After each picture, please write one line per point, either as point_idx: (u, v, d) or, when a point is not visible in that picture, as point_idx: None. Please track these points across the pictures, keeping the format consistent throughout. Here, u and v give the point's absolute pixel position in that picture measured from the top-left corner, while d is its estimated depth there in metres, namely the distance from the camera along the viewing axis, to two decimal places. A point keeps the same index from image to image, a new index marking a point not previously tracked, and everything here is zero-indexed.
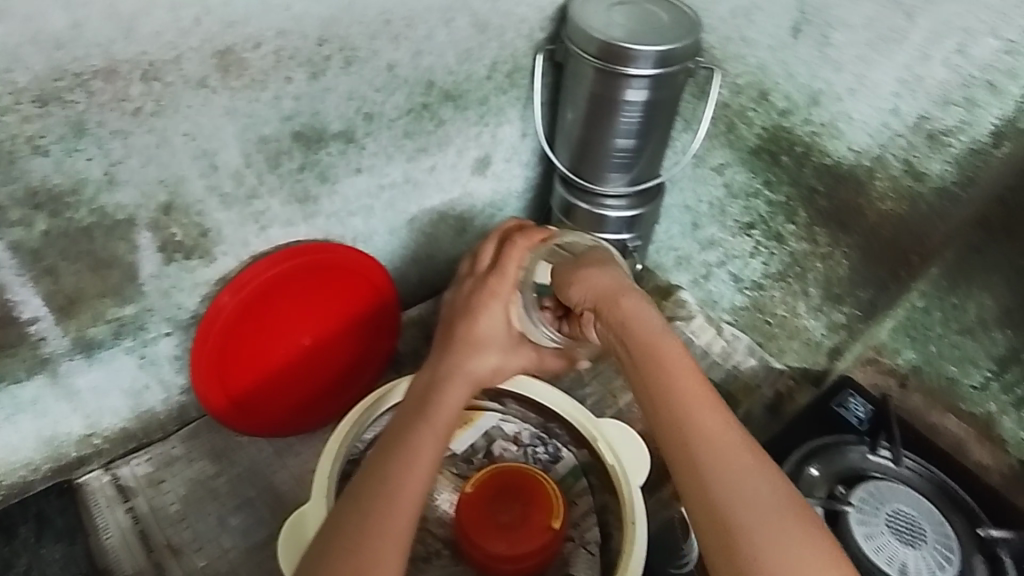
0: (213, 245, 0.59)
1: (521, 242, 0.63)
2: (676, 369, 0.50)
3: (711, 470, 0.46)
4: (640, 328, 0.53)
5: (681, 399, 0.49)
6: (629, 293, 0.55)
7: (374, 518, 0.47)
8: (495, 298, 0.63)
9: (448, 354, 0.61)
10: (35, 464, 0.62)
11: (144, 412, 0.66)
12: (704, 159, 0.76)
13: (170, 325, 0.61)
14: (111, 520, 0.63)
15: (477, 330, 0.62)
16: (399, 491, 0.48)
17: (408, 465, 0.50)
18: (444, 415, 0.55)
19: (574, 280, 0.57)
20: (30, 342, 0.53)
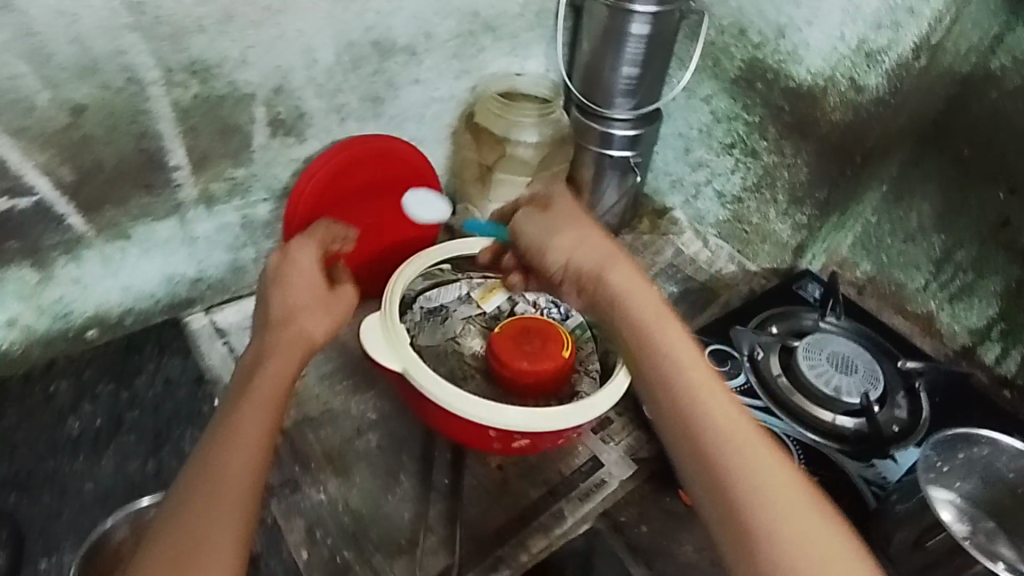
0: (305, 127, 0.76)
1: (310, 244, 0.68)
2: (670, 333, 0.59)
3: (711, 421, 0.53)
4: (630, 295, 0.62)
5: (675, 356, 0.57)
6: (621, 265, 0.64)
7: (202, 493, 0.49)
8: (298, 263, 0.66)
9: (265, 328, 0.62)
10: (156, 299, 0.77)
11: (240, 269, 0.81)
12: (694, 92, 0.92)
13: (267, 192, 0.77)
14: (213, 351, 0.77)
15: (295, 314, 0.62)
16: (218, 472, 0.50)
17: (230, 440, 0.51)
18: (267, 389, 0.56)
19: (555, 244, 0.67)
20: (171, 187, 0.69)
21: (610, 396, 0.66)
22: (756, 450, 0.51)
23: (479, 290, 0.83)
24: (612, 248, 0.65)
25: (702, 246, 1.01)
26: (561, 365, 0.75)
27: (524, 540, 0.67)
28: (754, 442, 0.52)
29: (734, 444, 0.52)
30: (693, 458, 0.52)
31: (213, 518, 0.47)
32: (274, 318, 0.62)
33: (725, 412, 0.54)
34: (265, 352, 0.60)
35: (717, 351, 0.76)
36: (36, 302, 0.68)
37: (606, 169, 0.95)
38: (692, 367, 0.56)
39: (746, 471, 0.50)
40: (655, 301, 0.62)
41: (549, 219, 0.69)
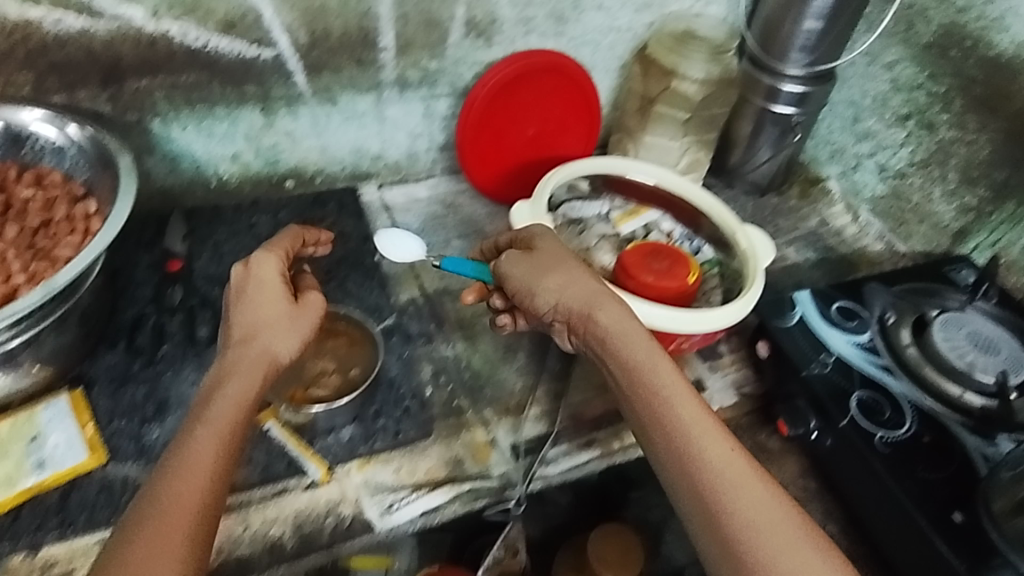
0: (494, 33, 0.84)
1: (271, 256, 0.62)
2: (662, 367, 0.57)
3: (708, 462, 0.51)
4: (619, 334, 0.59)
5: (665, 395, 0.55)
6: (608, 301, 0.61)
7: (156, 516, 0.46)
8: (259, 279, 0.61)
9: (233, 341, 0.57)
10: (341, 167, 0.89)
11: (413, 155, 0.92)
12: (878, 58, 0.90)
13: (450, 88, 0.87)
14: (380, 220, 0.90)
15: (254, 334, 0.58)
16: (177, 489, 0.47)
17: (184, 466, 0.49)
18: (230, 407, 0.53)
19: (541, 286, 0.62)
20: (375, 65, 0.80)
21: (729, 313, 0.71)
22: (753, 491, 0.50)
23: (618, 212, 0.88)
24: (600, 289, 0.62)
25: (851, 220, 0.98)
26: (685, 288, 0.78)
27: (619, 430, 0.73)
28: (755, 487, 0.51)
29: (732, 488, 0.50)
30: (696, 503, 0.51)
31: (172, 532, 0.46)
32: (235, 337, 0.57)
33: (719, 454, 0.52)
34: (228, 370, 0.55)
35: (842, 307, 0.77)
36: (256, 144, 0.82)
37: (765, 124, 0.95)
38: (682, 409, 0.54)
39: (743, 517, 0.49)
40: (641, 339, 0.59)
41: (536, 261, 0.64)
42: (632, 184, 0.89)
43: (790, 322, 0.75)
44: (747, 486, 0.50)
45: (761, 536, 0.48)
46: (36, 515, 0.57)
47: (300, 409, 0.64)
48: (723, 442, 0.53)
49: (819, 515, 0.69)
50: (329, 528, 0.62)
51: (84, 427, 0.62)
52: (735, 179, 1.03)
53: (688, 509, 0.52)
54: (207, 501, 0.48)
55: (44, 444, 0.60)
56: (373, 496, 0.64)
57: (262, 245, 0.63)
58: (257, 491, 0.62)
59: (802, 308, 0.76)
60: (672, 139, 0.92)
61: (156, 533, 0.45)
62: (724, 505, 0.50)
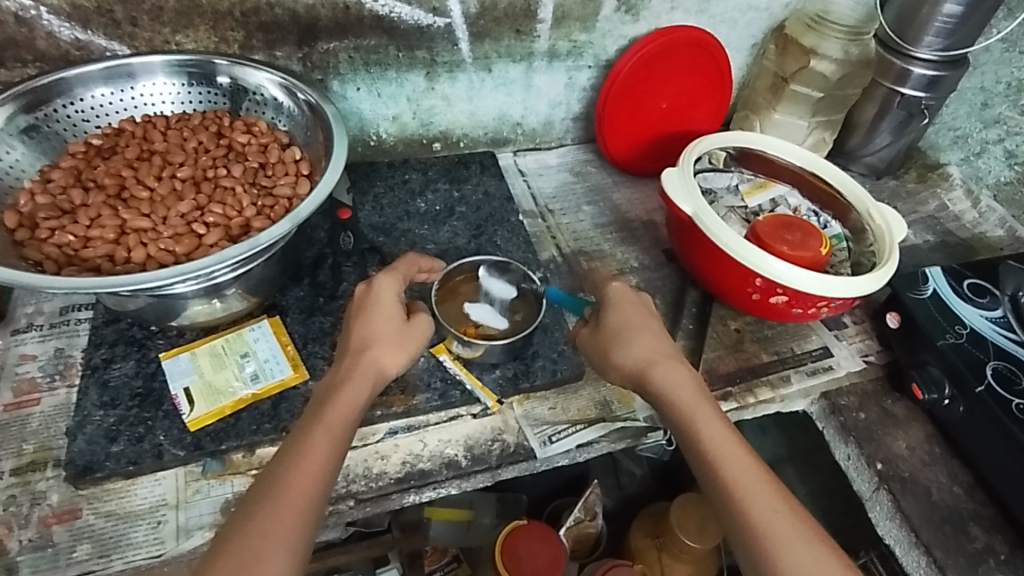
0: (642, 9, 0.88)
1: (390, 277, 0.66)
2: (713, 425, 0.57)
3: (754, 519, 0.52)
4: (676, 393, 0.60)
5: (715, 454, 0.56)
6: (670, 360, 0.62)
7: (262, 509, 0.49)
8: (380, 299, 0.64)
9: (343, 355, 0.61)
10: (485, 131, 0.95)
11: (549, 123, 0.98)
12: (1016, 44, 0.92)
13: (594, 61, 0.92)
14: (516, 183, 0.96)
15: (369, 352, 0.60)
16: (284, 482, 0.51)
17: (295, 464, 0.52)
18: (339, 412, 0.56)
19: (614, 350, 0.64)
20: (532, 35, 0.86)
21: (876, 280, 0.74)
22: (801, 554, 0.50)
23: (748, 185, 0.91)
24: (663, 347, 0.63)
25: (971, 206, 1.00)
26: (817, 258, 0.81)
27: (752, 387, 0.77)
28: (801, 545, 0.50)
29: (779, 547, 0.50)
30: (748, 561, 0.51)
31: (280, 530, 0.48)
32: (352, 346, 0.61)
33: (765, 512, 0.52)
34: (341, 376, 0.59)
35: (972, 284, 0.79)
36: (417, 105, 0.88)
37: (892, 107, 0.97)
38: (732, 466, 0.55)
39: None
40: (698, 396, 0.59)
41: (607, 321, 0.66)
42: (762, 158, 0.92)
43: (923, 295, 0.77)
44: (793, 545, 0.50)
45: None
46: (252, 419, 0.65)
47: (471, 345, 0.70)
48: (772, 500, 0.53)
49: (944, 477, 0.72)
50: (497, 451, 0.68)
51: (284, 346, 0.70)
52: (853, 160, 1.05)
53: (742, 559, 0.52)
54: (302, 505, 0.50)
55: (253, 359, 0.69)
56: (535, 427, 0.70)
57: (384, 266, 0.66)
58: (433, 414, 0.70)
59: (935, 283, 0.78)
60: (800, 117, 0.96)
61: (260, 524, 0.48)
62: (771, 558, 0.50)
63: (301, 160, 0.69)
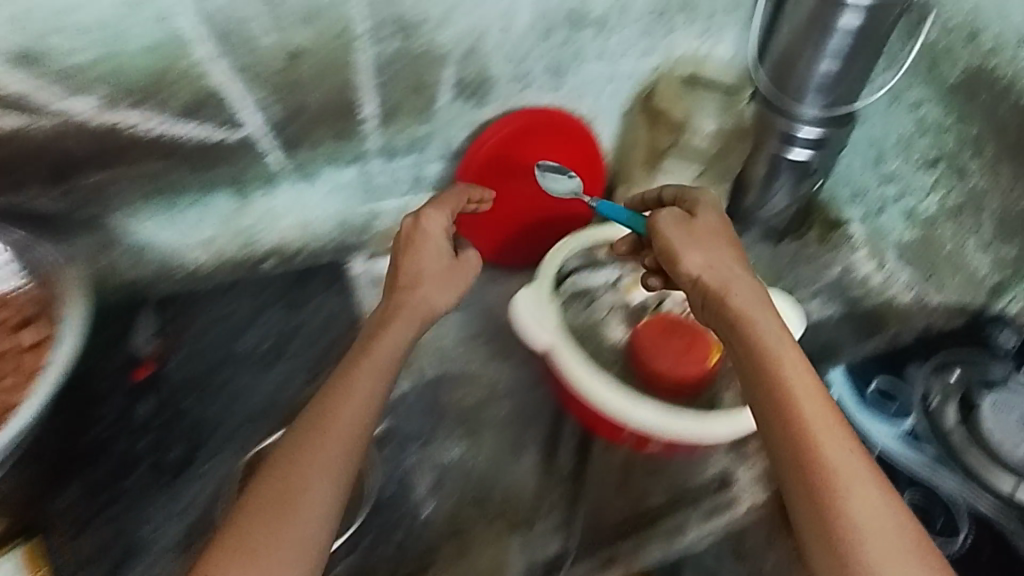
0: (487, 92, 0.76)
1: (432, 215, 0.67)
2: (788, 362, 0.53)
3: (825, 459, 0.48)
4: (750, 316, 0.55)
5: (788, 383, 0.52)
6: (741, 284, 0.58)
7: (312, 438, 0.52)
8: (425, 242, 0.66)
9: (394, 292, 0.64)
10: (326, 239, 0.82)
11: (402, 220, 0.85)
12: (901, 97, 0.84)
13: (441, 152, 0.79)
14: (367, 296, 0.82)
15: (410, 298, 0.63)
16: (332, 417, 0.53)
17: (318, 441, 0.52)
18: (384, 350, 0.58)
19: (687, 255, 0.60)
20: (358, 136, 0.73)
21: (758, 410, 0.65)
22: (869, 502, 0.47)
23: (629, 278, 0.83)
24: (731, 256, 0.61)
25: (876, 268, 0.92)
26: (705, 373, 0.73)
27: (641, 542, 0.65)
28: (867, 494, 0.47)
29: (850, 499, 0.47)
30: (803, 498, 0.48)
31: (324, 458, 0.51)
32: (399, 285, 0.64)
33: (840, 451, 0.48)
34: (370, 340, 0.59)
35: (874, 392, 0.71)
36: (232, 227, 0.74)
37: (781, 169, 0.88)
38: (806, 402, 0.51)
39: (855, 521, 0.46)
40: (768, 327, 0.55)
41: (693, 227, 0.62)
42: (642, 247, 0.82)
43: None
44: (865, 488, 0.47)
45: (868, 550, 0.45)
46: None
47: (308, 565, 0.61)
48: (843, 441, 0.49)
49: None
50: None
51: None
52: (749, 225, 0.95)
53: (798, 510, 0.48)
54: (330, 472, 0.51)
55: None
56: None
57: (431, 201, 0.68)
58: None
59: (838, 390, 0.72)
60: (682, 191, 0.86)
61: (313, 451, 0.51)
62: (836, 506, 0.47)
63: (47, 323, 0.65)
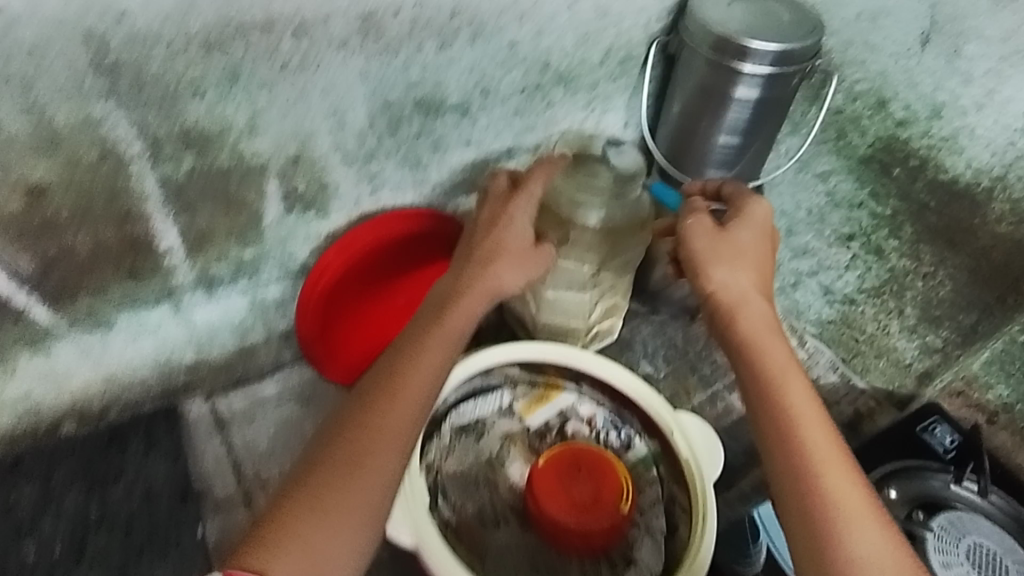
0: (329, 200, 0.62)
1: (524, 194, 0.60)
2: (794, 384, 0.50)
3: (825, 485, 0.45)
4: (757, 342, 0.52)
5: (792, 407, 0.48)
6: (756, 306, 0.54)
7: (381, 404, 0.50)
8: (510, 218, 0.60)
9: (467, 261, 0.58)
10: (148, 385, 0.66)
11: (246, 349, 0.69)
12: (808, 165, 0.75)
13: (281, 271, 0.65)
14: (208, 447, 0.66)
15: (488, 282, 0.57)
16: (402, 382, 0.51)
17: (377, 437, 0.49)
18: (457, 325, 0.55)
19: (712, 267, 0.54)
20: (163, 271, 0.58)
21: None
22: (865, 530, 0.44)
23: (524, 399, 0.70)
24: (760, 277, 0.55)
25: (798, 345, 0.81)
26: (615, 525, 0.61)
27: None
28: (864, 516, 0.45)
29: (846, 521, 0.44)
30: (797, 512, 0.46)
31: (384, 434, 0.49)
32: (474, 261, 0.58)
33: (839, 478, 0.46)
34: (434, 338, 0.54)
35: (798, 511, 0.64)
36: None
37: None
38: (809, 425, 0.48)
39: (850, 547, 0.44)
40: (781, 351, 0.51)
41: (722, 237, 0.56)
42: (532, 365, 0.69)
43: (755, 564, 0.61)
44: (869, 527, 0.44)
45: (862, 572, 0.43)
46: None
47: None
48: (845, 473, 0.46)
49: None
50: None
51: None
52: (661, 302, 0.82)
53: (789, 518, 0.46)
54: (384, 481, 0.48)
55: None
56: None
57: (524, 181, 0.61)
58: None
59: (768, 537, 0.62)
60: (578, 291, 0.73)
61: (375, 420, 0.50)
62: (831, 536, 0.44)
63: None
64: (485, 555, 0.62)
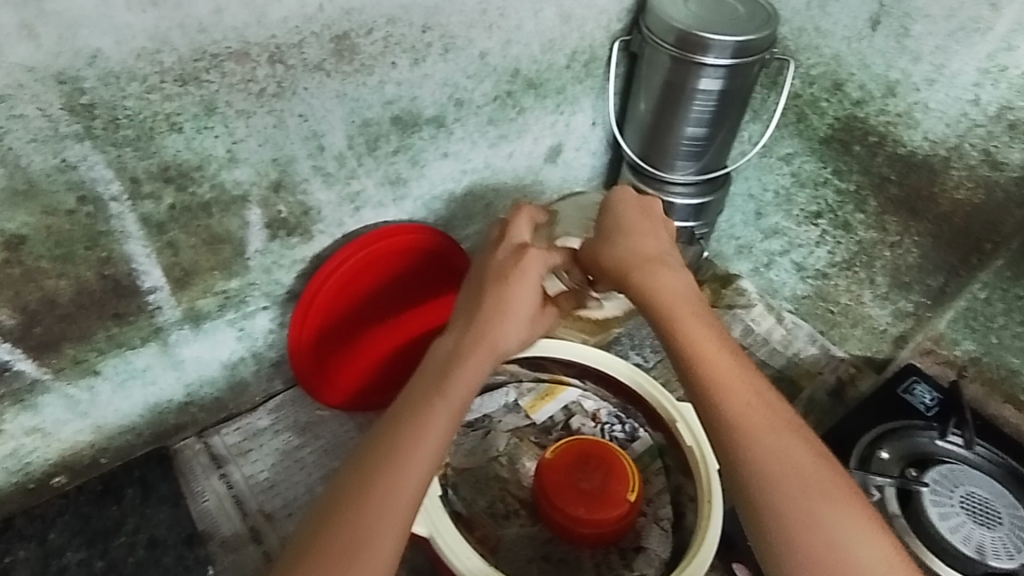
0: (312, 224, 0.61)
1: (541, 255, 0.56)
2: (688, 326, 0.50)
3: (727, 411, 0.47)
4: (654, 297, 0.51)
5: (689, 349, 0.49)
6: (655, 266, 0.53)
7: (382, 482, 0.46)
8: (523, 280, 0.55)
9: (468, 323, 0.54)
10: (138, 429, 0.64)
11: (237, 382, 0.68)
12: (772, 149, 0.78)
13: (268, 300, 0.63)
14: (207, 486, 0.64)
15: (493, 342, 0.53)
16: (405, 460, 0.47)
17: (376, 516, 0.45)
18: (460, 388, 0.51)
19: (604, 248, 0.54)
20: (147, 312, 0.56)
21: None
22: (780, 450, 0.45)
23: (529, 397, 0.71)
24: (657, 248, 0.54)
25: (776, 322, 0.84)
26: (624, 515, 0.61)
27: None
28: (773, 435, 0.46)
29: (754, 440, 0.45)
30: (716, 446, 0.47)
31: (388, 517, 0.45)
32: (475, 324, 0.53)
33: (742, 407, 0.47)
34: (423, 402, 0.50)
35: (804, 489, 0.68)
36: None
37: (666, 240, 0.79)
38: (710, 362, 0.48)
39: (762, 465, 0.45)
40: (680, 297, 0.51)
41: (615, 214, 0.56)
42: (536, 363, 0.71)
43: None
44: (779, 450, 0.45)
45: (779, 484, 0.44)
46: None
47: None
48: (750, 400, 0.47)
49: None
50: None
51: None
52: None
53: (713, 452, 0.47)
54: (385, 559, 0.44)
55: None
56: None
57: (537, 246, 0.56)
58: None
59: None
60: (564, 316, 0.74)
61: (376, 502, 0.45)
62: (737, 461, 0.46)
63: None
64: (496, 547, 0.62)
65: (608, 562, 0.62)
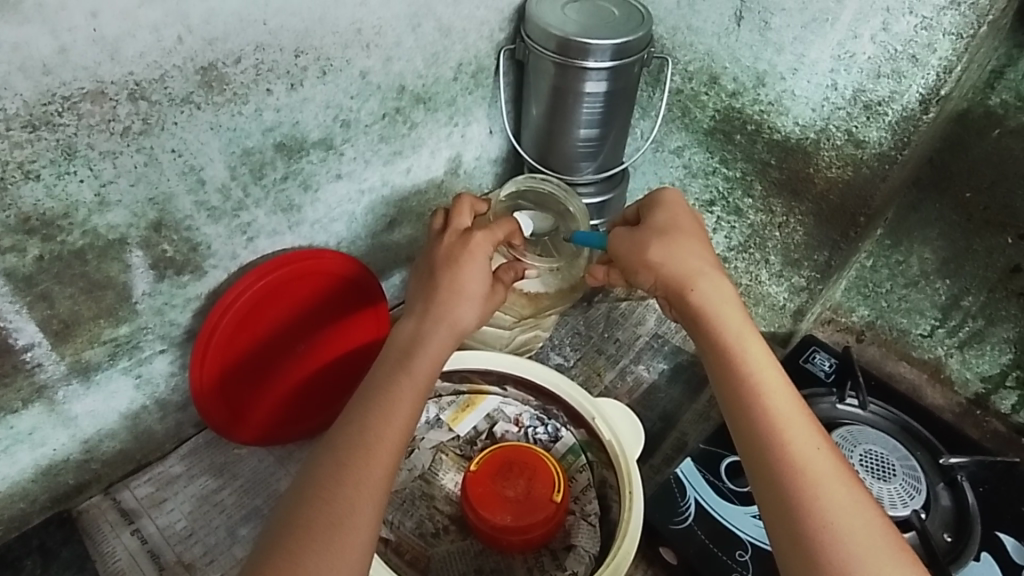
0: (203, 259, 0.59)
1: (483, 235, 0.60)
2: (751, 350, 0.52)
3: (782, 425, 0.48)
4: (711, 313, 0.53)
5: (750, 370, 0.51)
6: (710, 283, 0.55)
7: (357, 458, 0.47)
8: (473, 260, 0.59)
9: (427, 303, 0.57)
10: (34, 494, 0.60)
11: (142, 431, 0.65)
12: (663, 144, 0.80)
13: (164, 342, 0.61)
14: (118, 544, 0.60)
15: (456, 317, 0.57)
16: (375, 438, 0.48)
17: (358, 488, 0.46)
18: (425, 366, 0.54)
19: (644, 260, 0.56)
20: (27, 370, 0.53)
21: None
22: (828, 471, 0.46)
23: (451, 410, 0.71)
24: (704, 264, 0.55)
25: None
26: (550, 518, 0.62)
27: None
28: (822, 459, 0.47)
29: (804, 453, 0.47)
30: (760, 458, 0.48)
31: (364, 490, 0.46)
32: (429, 304, 0.57)
33: (796, 423, 0.48)
34: (389, 379, 0.52)
35: (732, 463, 0.70)
36: None
37: None
38: (766, 379, 0.50)
39: (810, 475, 0.46)
40: (736, 321, 0.53)
41: (668, 222, 0.58)
42: (454, 375, 0.71)
43: (685, 519, 0.65)
44: (790, 440, 0.48)
45: (824, 500, 0.45)
46: None
47: None
48: (806, 425, 0.49)
49: None
50: None
51: None
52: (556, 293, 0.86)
53: (752, 456, 0.48)
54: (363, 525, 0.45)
55: None
56: None
57: (482, 230, 0.60)
58: None
59: (695, 490, 0.67)
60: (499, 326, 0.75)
61: (348, 485, 0.46)
62: (786, 469, 0.47)
63: None
64: (427, 567, 0.62)
65: (542, 565, 0.63)
